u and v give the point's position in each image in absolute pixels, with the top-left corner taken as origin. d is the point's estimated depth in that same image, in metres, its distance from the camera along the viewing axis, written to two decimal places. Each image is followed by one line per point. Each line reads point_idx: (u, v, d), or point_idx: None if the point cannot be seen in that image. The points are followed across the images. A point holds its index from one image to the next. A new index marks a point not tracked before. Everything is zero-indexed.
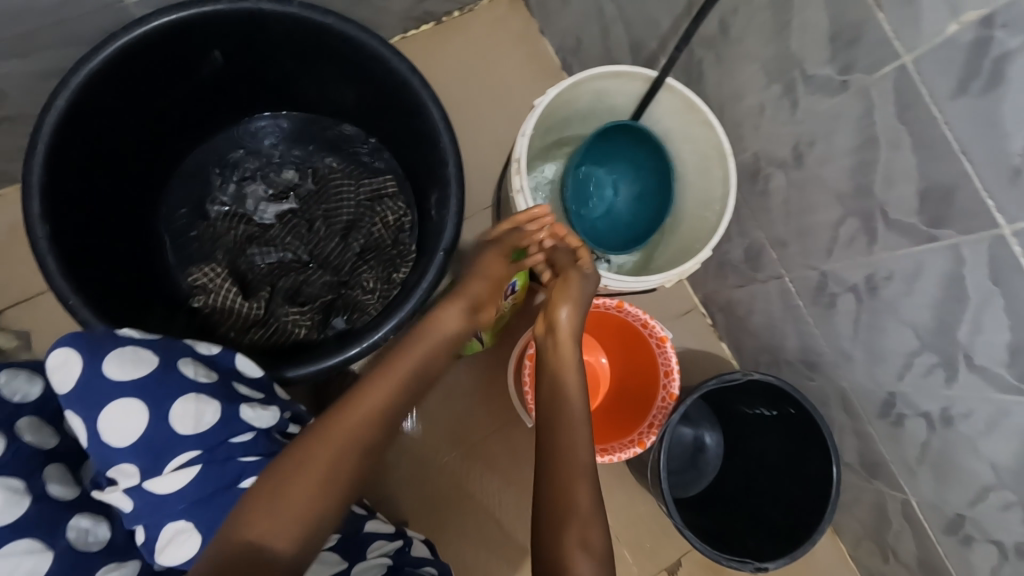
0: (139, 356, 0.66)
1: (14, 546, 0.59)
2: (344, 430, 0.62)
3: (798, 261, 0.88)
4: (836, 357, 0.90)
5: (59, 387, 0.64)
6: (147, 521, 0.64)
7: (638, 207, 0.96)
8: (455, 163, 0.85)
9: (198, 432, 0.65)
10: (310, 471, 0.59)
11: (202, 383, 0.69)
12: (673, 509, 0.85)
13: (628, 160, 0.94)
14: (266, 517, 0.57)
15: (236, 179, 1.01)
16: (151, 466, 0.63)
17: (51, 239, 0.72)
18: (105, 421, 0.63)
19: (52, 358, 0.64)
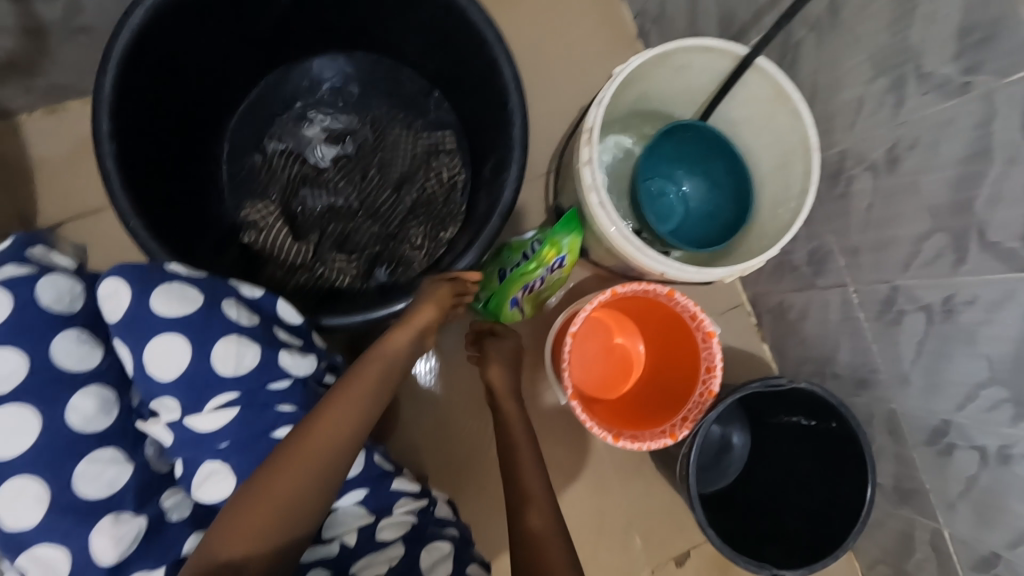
0: (185, 293, 0.64)
1: (101, 453, 0.60)
2: (314, 456, 0.57)
3: (867, 273, 0.83)
4: (891, 377, 0.86)
5: (110, 315, 0.63)
6: (187, 456, 0.62)
7: (707, 221, 0.92)
8: (521, 126, 0.81)
9: (239, 375, 0.63)
10: (274, 497, 0.55)
11: (243, 325, 0.66)
12: (696, 506, 0.83)
13: (705, 169, 0.91)
14: (235, 539, 0.54)
15: (294, 117, 0.99)
16: (191, 403, 0.62)
17: (116, 156, 0.72)
18: (150, 354, 0.62)
19: (104, 287, 0.63)
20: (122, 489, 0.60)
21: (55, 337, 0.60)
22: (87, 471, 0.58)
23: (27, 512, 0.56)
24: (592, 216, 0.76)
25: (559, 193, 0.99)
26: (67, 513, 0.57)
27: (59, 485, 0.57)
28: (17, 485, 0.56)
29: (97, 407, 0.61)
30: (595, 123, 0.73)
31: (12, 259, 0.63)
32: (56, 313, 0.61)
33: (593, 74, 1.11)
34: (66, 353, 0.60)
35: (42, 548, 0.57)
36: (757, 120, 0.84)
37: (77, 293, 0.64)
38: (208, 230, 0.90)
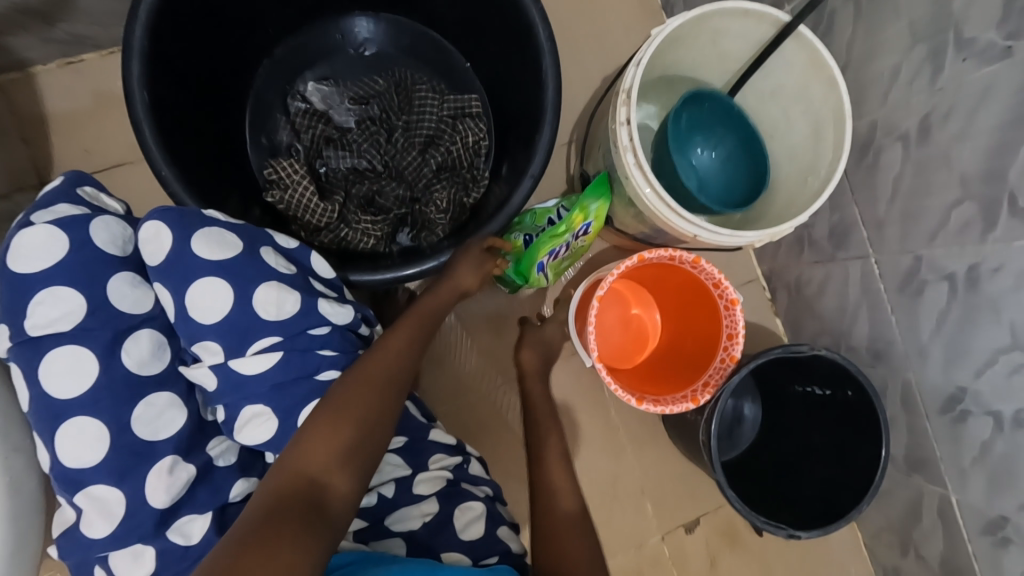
0: (225, 239, 0.64)
1: (156, 398, 0.64)
2: (382, 374, 0.65)
3: (892, 243, 0.84)
4: (909, 348, 0.87)
5: (151, 258, 0.63)
6: (228, 401, 0.64)
7: (723, 193, 0.90)
8: (554, 88, 0.81)
9: (280, 320, 0.63)
10: (349, 410, 0.61)
11: (282, 273, 0.66)
12: (717, 466, 0.85)
13: (720, 140, 0.89)
14: (320, 448, 0.58)
15: (318, 79, 1.00)
16: (234, 346, 0.63)
17: (148, 104, 0.71)
18: (193, 298, 0.62)
19: (145, 230, 0.63)
20: (173, 433, 0.64)
21: (110, 279, 0.64)
22: (144, 414, 0.63)
23: (87, 451, 0.60)
24: (627, 178, 0.78)
25: (586, 159, 0.99)
26: (123, 453, 0.61)
27: (116, 426, 0.61)
28: (78, 422, 0.61)
29: (150, 350, 0.65)
30: (633, 84, 0.73)
31: (65, 199, 0.68)
32: (109, 254, 0.65)
33: (620, 43, 1.10)
34: (121, 295, 0.64)
35: (99, 487, 0.60)
36: (790, 90, 0.85)
37: (128, 238, 0.68)
38: (232, 186, 0.88)
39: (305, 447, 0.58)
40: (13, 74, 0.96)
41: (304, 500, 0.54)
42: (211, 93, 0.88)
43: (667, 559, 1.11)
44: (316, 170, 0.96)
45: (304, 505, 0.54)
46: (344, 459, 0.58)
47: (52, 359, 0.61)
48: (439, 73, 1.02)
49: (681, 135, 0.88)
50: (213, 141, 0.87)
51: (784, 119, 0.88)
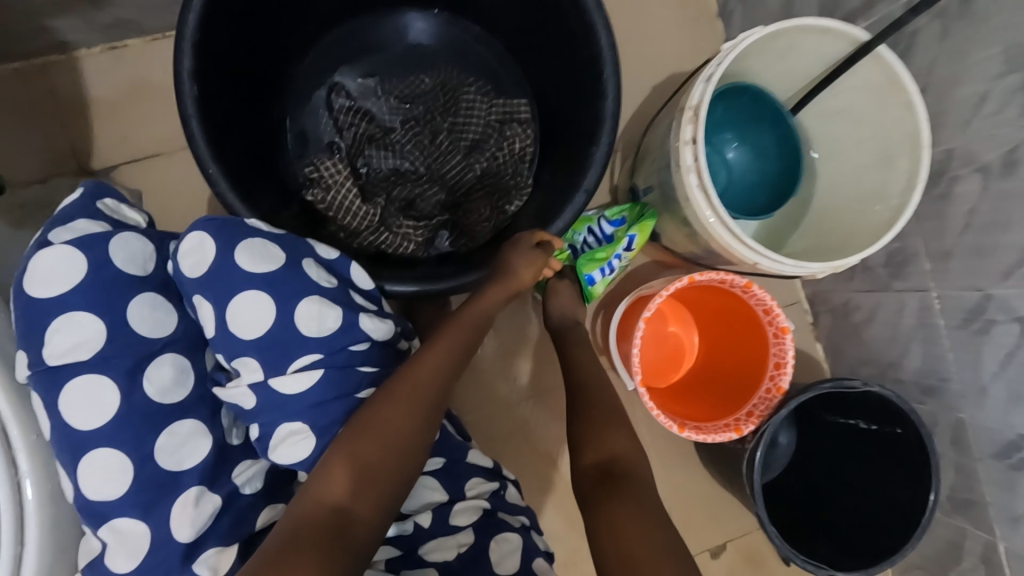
0: (268, 251, 0.58)
1: (180, 426, 0.53)
2: (416, 393, 0.59)
3: (958, 279, 0.79)
4: (965, 387, 0.83)
5: (190, 271, 0.56)
6: (264, 419, 0.56)
7: (754, 189, 0.90)
8: (614, 98, 0.77)
9: (321, 336, 0.58)
10: (380, 434, 0.56)
11: (323, 287, 0.60)
12: (759, 503, 0.82)
13: (757, 137, 0.88)
14: (342, 478, 0.54)
15: (362, 75, 0.98)
16: (274, 364, 0.56)
17: (197, 100, 0.69)
18: (234, 311, 0.56)
19: (186, 242, 0.56)
20: (199, 462, 0.53)
21: (130, 301, 0.54)
22: (167, 444, 0.53)
23: (110, 484, 0.51)
24: (686, 201, 0.75)
25: (635, 171, 0.95)
26: (147, 486, 0.51)
27: (138, 456, 0.51)
28: (99, 455, 0.51)
29: (173, 376, 0.55)
30: (702, 101, 0.70)
31: (84, 213, 0.58)
32: (130, 275, 0.55)
33: (672, 51, 1.06)
34: (142, 318, 0.55)
35: (123, 522, 0.51)
36: (860, 111, 0.81)
37: (149, 256, 0.58)
38: (273, 184, 0.86)
39: (331, 473, 0.54)
40: (54, 56, 0.94)
41: (327, 531, 0.51)
42: (254, 88, 0.85)
43: None
44: (357, 170, 0.94)
45: (327, 538, 0.50)
46: (370, 487, 0.54)
47: (71, 391, 0.51)
48: (486, 75, 1.00)
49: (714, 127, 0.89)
50: (257, 135, 0.85)
51: (849, 142, 0.84)
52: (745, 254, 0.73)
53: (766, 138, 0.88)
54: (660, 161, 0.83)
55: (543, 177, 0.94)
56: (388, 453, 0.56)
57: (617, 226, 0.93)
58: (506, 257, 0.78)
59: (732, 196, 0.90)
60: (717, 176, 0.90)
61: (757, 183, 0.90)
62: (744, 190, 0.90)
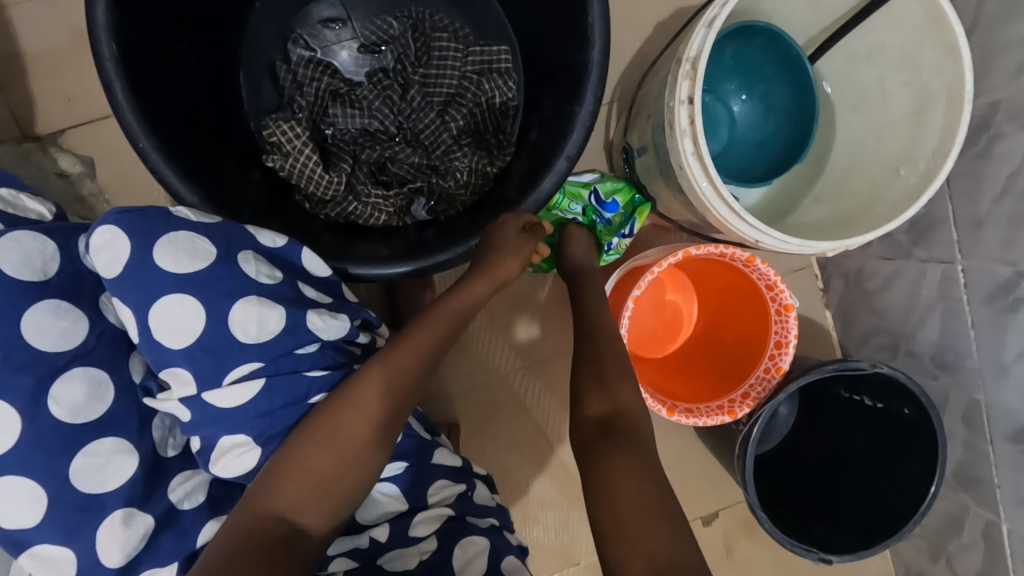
0: (195, 247, 0.55)
1: (100, 445, 0.52)
2: (384, 396, 0.55)
3: (989, 250, 0.71)
4: (983, 367, 0.76)
5: (105, 271, 0.53)
6: (203, 432, 0.55)
7: (755, 150, 0.80)
8: (601, 48, 0.67)
9: (261, 342, 0.56)
10: (338, 440, 0.53)
11: (264, 283, 0.58)
12: (750, 487, 0.78)
13: (766, 88, 0.78)
14: (294, 488, 0.51)
15: (322, 19, 0.87)
16: (208, 377, 0.54)
17: (118, 61, 0.61)
18: (158, 318, 0.53)
19: (98, 237, 0.52)
20: (123, 482, 0.52)
21: (25, 313, 0.51)
22: (85, 466, 0.51)
23: (22, 511, 0.49)
24: (680, 169, 0.66)
25: (629, 128, 0.85)
26: (66, 511, 0.50)
27: (53, 482, 0.50)
28: (8, 483, 0.49)
29: (85, 393, 0.52)
30: (702, 50, 0.60)
31: None
32: (23, 281, 0.51)
33: None
34: (40, 331, 0.51)
35: (45, 547, 0.50)
36: (893, 55, 0.70)
37: (50, 256, 0.54)
38: (226, 150, 0.78)
39: (281, 483, 0.51)
40: None
41: (275, 542, 0.48)
42: (195, 41, 0.75)
43: None
44: (321, 132, 0.85)
45: (273, 551, 0.48)
46: (322, 497, 0.51)
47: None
48: (464, 16, 0.88)
49: (716, 74, 0.80)
50: (203, 96, 0.76)
51: (876, 90, 0.73)
52: (749, 228, 0.64)
53: (777, 89, 0.78)
54: (655, 120, 0.73)
55: (528, 133, 0.83)
56: (343, 461, 0.52)
57: (613, 211, 0.86)
58: (492, 238, 0.71)
59: (732, 156, 0.81)
60: (715, 133, 0.80)
61: (760, 144, 0.80)
62: (744, 151, 0.81)
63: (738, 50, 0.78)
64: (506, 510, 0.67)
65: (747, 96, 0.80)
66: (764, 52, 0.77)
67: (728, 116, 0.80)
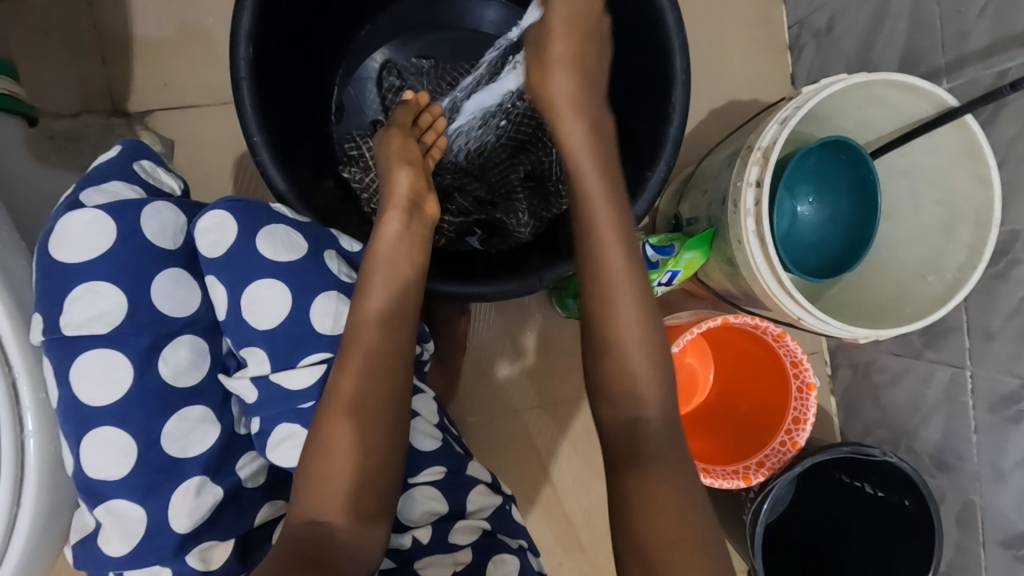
0: (290, 239, 0.61)
1: (190, 412, 0.57)
2: (363, 383, 0.56)
3: (996, 362, 0.77)
4: (982, 470, 0.81)
5: (208, 250, 0.59)
6: (266, 413, 0.59)
7: (808, 252, 0.87)
8: (679, 125, 0.74)
9: (334, 334, 0.61)
10: (338, 445, 0.54)
11: (342, 281, 0.63)
12: (757, 556, 0.80)
13: (833, 200, 0.85)
14: (319, 497, 0.53)
15: (415, 55, 0.94)
16: (283, 358, 0.59)
17: (251, 62, 0.66)
18: (249, 298, 0.59)
19: (208, 219, 0.59)
20: (204, 450, 0.57)
21: (155, 277, 0.57)
22: (175, 429, 0.56)
23: (112, 464, 0.54)
24: (739, 244, 0.72)
25: (682, 199, 0.92)
26: (148, 469, 0.54)
27: (145, 439, 0.55)
28: (106, 433, 0.54)
29: (189, 358, 0.58)
30: (775, 143, 0.67)
31: (119, 175, 0.61)
32: (158, 248, 0.58)
33: (738, 78, 1.02)
34: (165, 296, 0.58)
35: (122, 503, 0.54)
36: (928, 176, 0.79)
37: (180, 229, 0.61)
38: (312, 153, 0.82)
39: (304, 492, 0.54)
40: None
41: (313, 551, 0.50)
42: (304, 54, 0.81)
43: None
44: None
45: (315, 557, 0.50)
46: (345, 492, 0.53)
47: (85, 363, 0.55)
48: None
49: (795, 175, 0.85)
50: (301, 103, 0.81)
51: (908, 204, 0.82)
52: (792, 304, 0.70)
53: (832, 190, 0.84)
54: (714, 196, 0.80)
55: None
56: (351, 460, 0.54)
57: (666, 253, 0.83)
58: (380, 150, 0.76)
59: (791, 249, 0.87)
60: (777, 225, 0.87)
61: (815, 246, 0.86)
62: (804, 247, 0.87)
63: (819, 157, 0.84)
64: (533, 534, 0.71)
65: (814, 199, 0.86)
66: (830, 159, 0.83)
67: (793, 216, 0.87)
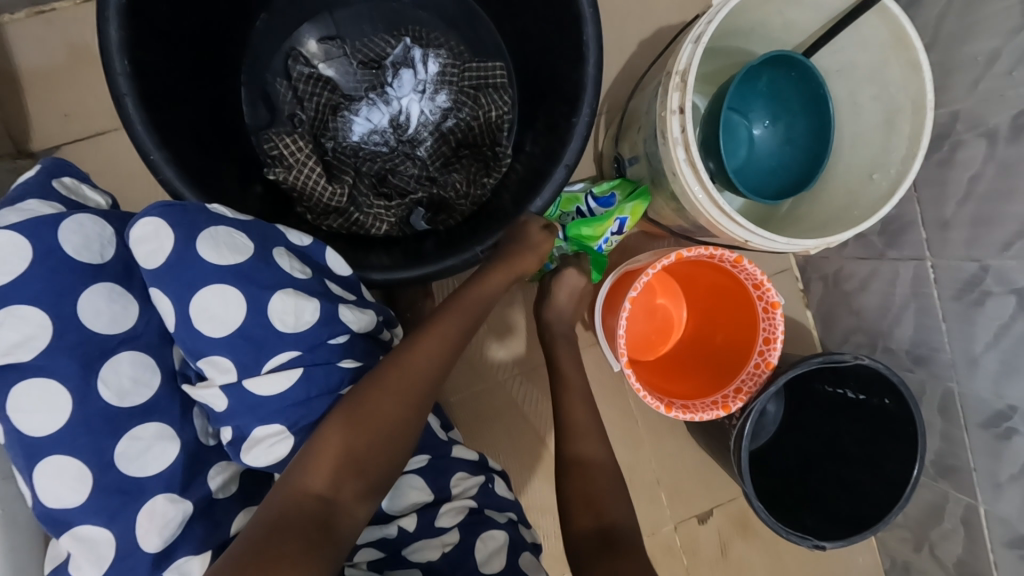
0: (234, 241, 0.56)
1: (143, 430, 0.53)
2: (403, 382, 0.57)
3: (955, 249, 0.76)
4: (956, 357, 0.80)
5: (147, 262, 0.53)
6: (238, 421, 0.54)
7: (767, 176, 0.84)
8: (596, 63, 0.71)
9: (298, 332, 0.56)
10: (361, 421, 0.54)
11: (297, 278, 0.59)
12: (746, 479, 0.80)
13: (790, 120, 0.82)
14: (320, 473, 0.52)
15: (322, 37, 0.89)
16: (247, 364, 0.54)
17: (131, 76, 0.63)
18: (200, 306, 0.53)
19: (140, 228, 0.53)
20: (165, 467, 0.54)
21: (82, 294, 0.53)
22: (129, 449, 0.53)
23: (68, 490, 0.50)
24: (674, 175, 0.70)
25: (620, 139, 0.89)
26: (109, 494, 0.51)
27: (98, 463, 0.51)
28: (56, 462, 0.51)
29: (131, 377, 0.54)
30: (691, 64, 0.65)
31: (37, 194, 0.57)
32: (83, 263, 0.54)
33: (662, 4, 0.97)
34: (95, 313, 0.53)
35: (86, 528, 0.51)
36: (861, 71, 0.76)
37: (107, 241, 0.56)
38: (230, 162, 0.79)
39: (313, 464, 0.52)
40: None
41: (310, 521, 0.49)
42: (201, 59, 0.78)
43: (678, 548, 1.02)
44: (323, 145, 0.87)
45: (310, 529, 0.48)
46: (349, 471, 0.52)
47: (18, 395, 0.50)
48: (459, 33, 0.92)
49: (746, 96, 0.82)
50: (208, 113, 0.78)
51: (848, 105, 0.80)
52: (739, 230, 0.68)
53: (788, 104, 0.81)
54: (647, 131, 0.78)
55: (523, 145, 0.86)
56: (371, 440, 0.54)
57: (607, 202, 0.85)
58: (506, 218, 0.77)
59: (749, 175, 0.84)
60: (735, 152, 0.84)
61: (773, 169, 0.84)
62: (763, 171, 0.84)
63: (773, 75, 0.80)
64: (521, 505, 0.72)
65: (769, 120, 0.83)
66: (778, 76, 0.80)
67: (750, 139, 0.84)
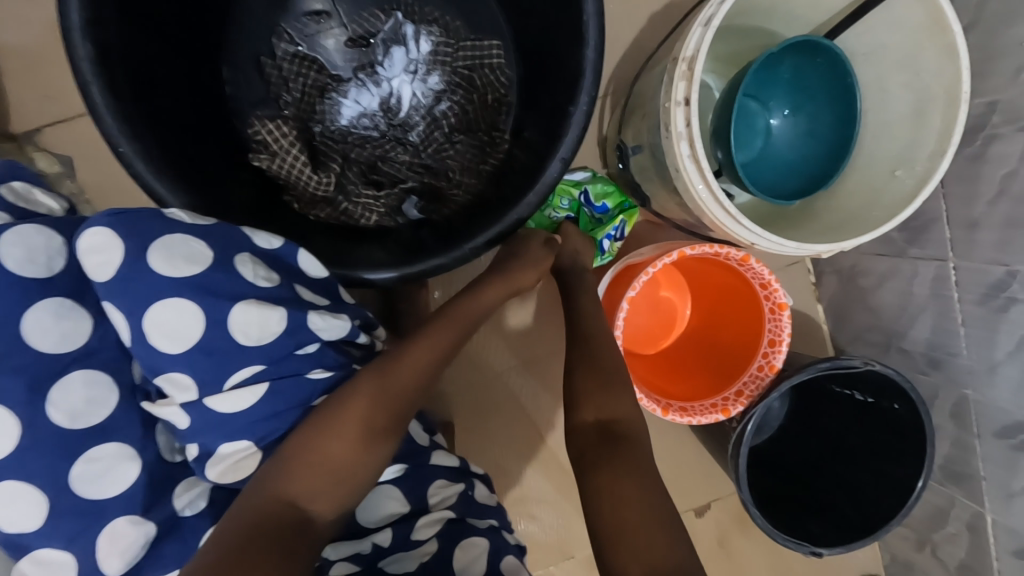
0: (190, 251, 0.53)
1: (101, 451, 0.52)
2: (389, 390, 0.55)
3: (982, 251, 0.71)
4: (975, 363, 0.75)
5: (96, 275, 0.50)
6: (202, 438, 0.53)
7: (781, 173, 0.78)
8: (596, 48, 0.65)
9: (262, 344, 0.54)
10: (343, 429, 0.52)
11: (261, 287, 0.56)
12: (743, 484, 0.77)
13: (812, 112, 0.76)
14: (299, 482, 0.50)
15: (309, 11, 0.84)
16: (208, 380, 0.52)
17: (94, 62, 0.59)
18: (153, 321, 0.51)
19: (88, 240, 0.50)
20: (124, 489, 0.53)
21: (25, 313, 0.51)
22: (85, 472, 0.51)
23: (25, 516, 0.50)
24: (677, 171, 0.65)
25: (624, 126, 0.84)
26: (70, 516, 0.50)
27: (54, 488, 0.50)
28: (8, 489, 0.49)
29: (85, 397, 0.52)
30: (699, 51, 0.59)
31: None
32: (29, 279, 0.52)
33: None
34: (41, 331, 0.51)
35: (47, 551, 0.50)
36: (891, 55, 0.70)
37: (56, 251, 0.54)
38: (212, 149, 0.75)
39: (294, 472, 0.50)
40: None
41: (284, 530, 0.48)
42: (178, 40, 0.74)
43: None
44: (310, 129, 0.82)
45: (282, 540, 0.47)
46: (327, 482, 0.51)
47: None
48: (454, 6, 0.85)
49: (765, 83, 0.77)
50: (187, 97, 0.74)
51: (875, 93, 0.73)
52: (746, 231, 0.64)
53: (808, 94, 0.76)
54: (651, 120, 0.72)
55: (522, 130, 0.80)
56: (352, 449, 0.52)
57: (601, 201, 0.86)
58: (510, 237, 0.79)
59: (762, 169, 0.78)
60: (748, 144, 0.78)
61: (789, 166, 0.78)
62: (777, 167, 0.79)
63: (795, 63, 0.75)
64: (505, 511, 0.70)
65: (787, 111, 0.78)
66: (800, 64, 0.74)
67: (765, 131, 0.78)
